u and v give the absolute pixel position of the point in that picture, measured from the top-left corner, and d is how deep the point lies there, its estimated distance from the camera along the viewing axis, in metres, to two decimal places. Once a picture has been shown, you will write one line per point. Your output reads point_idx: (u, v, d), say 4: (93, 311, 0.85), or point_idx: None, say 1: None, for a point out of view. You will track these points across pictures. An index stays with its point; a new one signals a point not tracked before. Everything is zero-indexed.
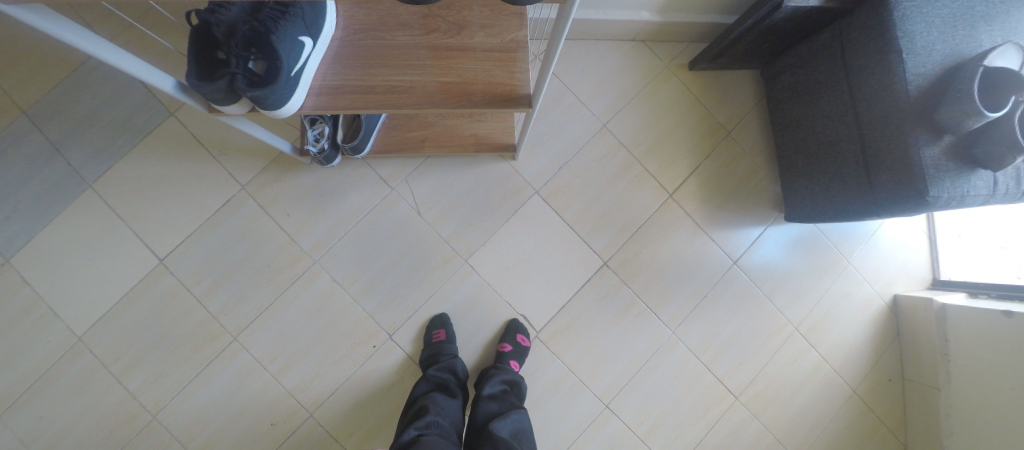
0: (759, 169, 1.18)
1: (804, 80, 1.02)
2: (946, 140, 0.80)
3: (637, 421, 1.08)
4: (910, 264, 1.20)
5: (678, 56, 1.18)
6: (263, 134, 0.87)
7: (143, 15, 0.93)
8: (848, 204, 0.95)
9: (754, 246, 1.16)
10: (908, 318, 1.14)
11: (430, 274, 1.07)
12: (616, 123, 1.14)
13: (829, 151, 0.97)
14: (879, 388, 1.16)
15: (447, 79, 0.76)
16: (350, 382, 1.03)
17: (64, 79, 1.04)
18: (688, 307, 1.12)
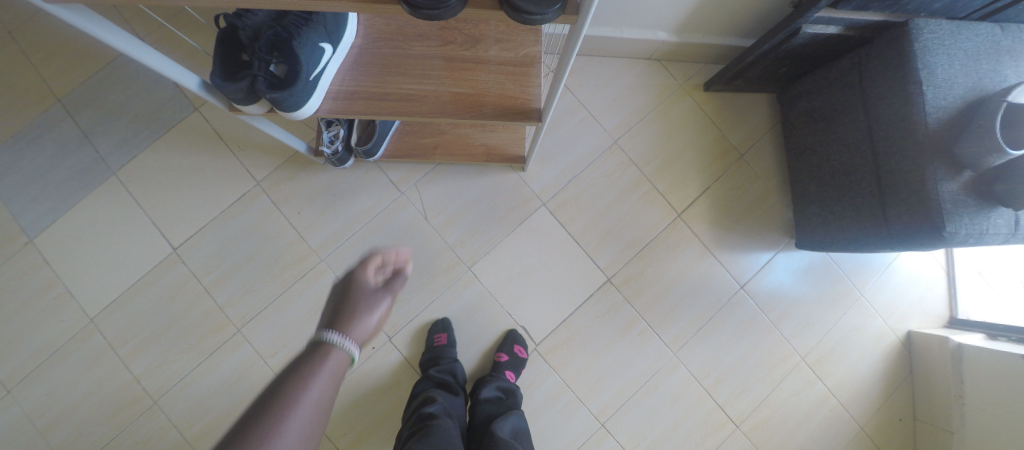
0: (771, 194, 1.16)
1: (821, 107, 1.01)
2: (965, 176, 0.78)
3: (633, 443, 1.06)
4: (926, 300, 1.16)
5: (694, 77, 1.18)
6: (280, 134, 0.90)
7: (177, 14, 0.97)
8: (861, 234, 0.93)
9: (764, 271, 1.14)
10: (921, 355, 1.11)
11: (433, 279, 1.08)
12: (627, 140, 1.15)
13: (844, 179, 0.96)
14: (888, 427, 1.11)
15: (459, 90, 0.77)
16: (347, 382, 1.03)
17: (98, 71, 1.09)
18: (690, 330, 1.10)
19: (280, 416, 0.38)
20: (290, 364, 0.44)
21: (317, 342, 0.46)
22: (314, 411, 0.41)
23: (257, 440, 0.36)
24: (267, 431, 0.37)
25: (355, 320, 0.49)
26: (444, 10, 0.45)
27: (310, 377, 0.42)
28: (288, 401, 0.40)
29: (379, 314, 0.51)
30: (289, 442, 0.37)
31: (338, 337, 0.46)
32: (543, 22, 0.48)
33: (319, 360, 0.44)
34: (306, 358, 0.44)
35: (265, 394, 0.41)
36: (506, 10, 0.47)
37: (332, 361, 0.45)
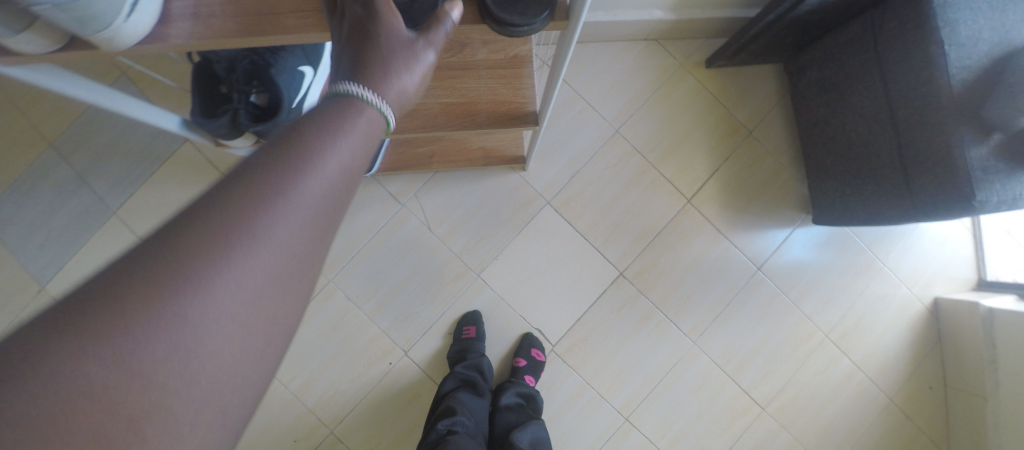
0: (784, 170, 1.12)
1: (832, 74, 0.95)
2: (995, 139, 0.74)
3: (659, 434, 1.05)
4: (951, 265, 1.12)
5: (694, 54, 1.12)
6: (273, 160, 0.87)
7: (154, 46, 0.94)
8: (884, 208, 0.89)
9: (782, 248, 1.11)
10: (951, 321, 1.07)
11: (443, 289, 1.07)
12: (629, 128, 1.10)
13: (862, 151, 0.91)
14: (919, 397, 1.09)
15: (449, 100, 0.74)
16: (369, 398, 1.04)
17: (86, 111, 1.07)
18: (709, 317, 1.08)
19: (291, 171, 0.24)
20: (307, 108, 0.28)
21: (340, 93, 0.30)
22: (344, 175, 0.27)
23: (260, 192, 0.23)
24: (275, 188, 0.23)
25: (388, 77, 0.32)
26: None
27: (334, 129, 0.27)
28: (305, 150, 0.25)
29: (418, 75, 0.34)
30: (303, 209, 0.24)
31: (371, 96, 0.30)
32: (531, 33, 0.44)
33: (346, 108, 0.29)
34: (328, 103, 0.29)
35: (275, 135, 0.26)
36: (489, 24, 0.44)
37: (363, 120, 0.29)
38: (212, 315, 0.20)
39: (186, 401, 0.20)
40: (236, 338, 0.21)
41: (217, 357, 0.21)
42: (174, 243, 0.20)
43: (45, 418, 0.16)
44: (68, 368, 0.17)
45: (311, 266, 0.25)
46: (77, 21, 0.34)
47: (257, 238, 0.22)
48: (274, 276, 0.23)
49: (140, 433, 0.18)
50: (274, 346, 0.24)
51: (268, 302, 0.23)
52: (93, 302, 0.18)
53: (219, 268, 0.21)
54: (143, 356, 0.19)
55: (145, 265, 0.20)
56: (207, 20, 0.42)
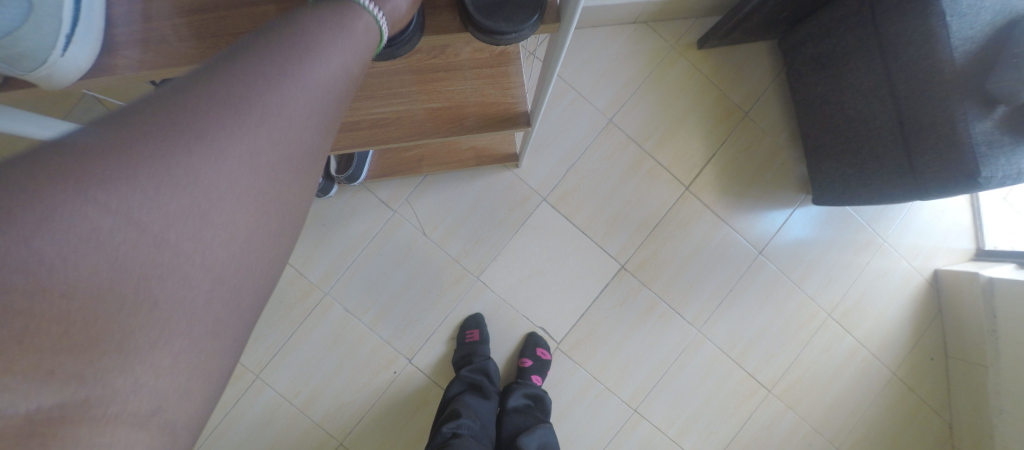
0: (782, 150, 1.10)
1: (830, 51, 0.92)
2: (998, 112, 0.72)
3: (668, 423, 1.06)
4: (950, 236, 1.12)
5: (686, 35, 1.09)
6: None
7: None
8: (886, 187, 0.88)
9: (783, 229, 1.10)
10: (951, 293, 1.08)
11: (442, 294, 1.05)
12: (622, 117, 1.07)
13: (862, 129, 0.89)
14: (921, 368, 1.10)
15: (435, 105, 0.70)
16: (376, 408, 1.03)
17: None
18: (712, 304, 1.08)
19: (300, 54, 0.27)
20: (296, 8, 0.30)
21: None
22: (341, 74, 0.29)
23: (274, 68, 0.26)
24: (287, 66, 0.26)
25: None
26: (397, 46, 0.39)
27: (338, 26, 0.30)
28: (303, 42, 0.28)
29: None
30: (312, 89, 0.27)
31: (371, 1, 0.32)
32: (520, 40, 0.41)
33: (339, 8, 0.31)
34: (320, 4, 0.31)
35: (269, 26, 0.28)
36: (473, 32, 0.40)
37: (364, 23, 0.31)
38: (218, 180, 0.23)
39: (196, 268, 0.22)
40: (242, 204, 0.24)
41: (227, 224, 0.23)
42: (182, 106, 0.22)
43: (54, 266, 0.18)
44: (78, 211, 0.18)
45: (310, 158, 0.28)
46: (4, 62, 0.32)
47: (272, 108, 0.25)
48: (280, 154, 0.26)
49: (149, 293, 0.20)
50: (278, 230, 0.26)
51: (273, 178, 0.25)
52: (107, 143, 0.20)
53: (226, 132, 0.23)
54: (154, 209, 0.20)
55: (155, 118, 0.22)
56: (158, 47, 0.39)
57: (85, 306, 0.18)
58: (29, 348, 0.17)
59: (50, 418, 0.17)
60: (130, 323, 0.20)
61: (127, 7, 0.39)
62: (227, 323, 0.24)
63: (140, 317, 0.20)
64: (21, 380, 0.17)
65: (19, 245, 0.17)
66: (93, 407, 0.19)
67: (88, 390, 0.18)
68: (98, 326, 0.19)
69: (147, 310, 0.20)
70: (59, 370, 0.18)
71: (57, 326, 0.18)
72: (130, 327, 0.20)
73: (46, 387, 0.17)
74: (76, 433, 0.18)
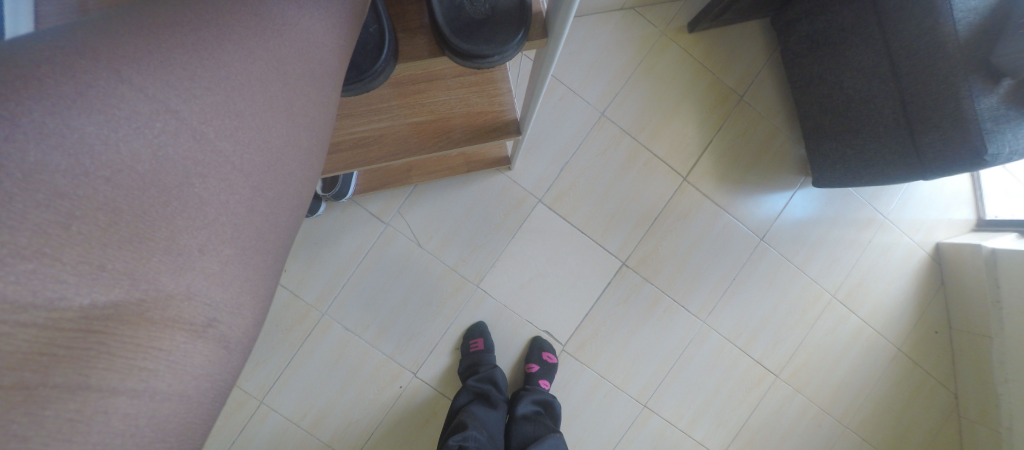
0: (779, 133, 1.07)
1: (825, 28, 0.89)
2: (1005, 85, 0.70)
3: (678, 415, 1.06)
4: (951, 208, 1.11)
5: (675, 19, 1.04)
6: None
7: None
8: (889, 168, 0.85)
9: (785, 211, 1.08)
10: (953, 266, 1.07)
11: (443, 306, 1.03)
12: (615, 109, 1.03)
13: (862, 109, 0.86)
14: (925, 342, 1.10)
15: (418, 119, 0.66)
16: (386, 423, 1.01)
17: None
18: (717, 294, 1.06)
19: None
20: None
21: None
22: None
23: None
24: None
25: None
26: (370, 78, 0.39)
27: None
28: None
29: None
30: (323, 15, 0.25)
31: None
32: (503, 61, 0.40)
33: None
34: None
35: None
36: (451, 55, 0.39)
37: None
38: (250, 75, 0.20)
39: (239, 171, 0.19)
40: (277, 108, 0.21)
41: (262, 128, 0.20)
42: (197, 1, 0.20)
43: (93, 147, 0.15)
44: (113, 89, 0.16)
45: (333, 77, 0.25)
46: None
47: (290, 18, 0.23)
48: (306, 66, 0.23)
49: (191, 191, 0.17)
50: (310, 150, 0.23)
51: (304, 87, 0.23)
52: (125, 29, 0.18)
53: (251, 27, 0.21)
54: (191, 98, 0.18)
55: (171, 15, 0.19)
56: None
57: (131, 194, 0.15)
58: (77, 235, 0.14)
59: (101, 319, 0.14)
60: (177, 224, 0.16)
61: None
62: (270, 241, 0.20)
63: (187, 217, 0.17)
64: (74, 275, 0.13)
65: (51, 118, 0.14)
66: (150, 311, 0.15)
67: (143, 291, 0.15)
68: (145, 224, 0.16)
69: (192, 211, 0.17)
70: (107, 267, 0.15)
71: (104, 216, 0.15)
72: (179, 227, 0.16)
73: (98, 283, 0.14)
74: (130, 337, 0.15)
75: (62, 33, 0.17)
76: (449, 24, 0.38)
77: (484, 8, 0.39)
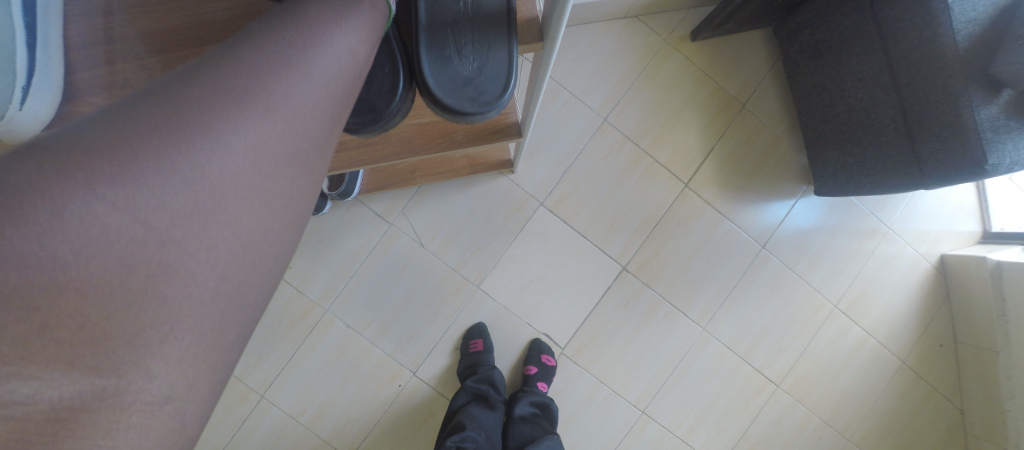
0: (781, 141, 1.07)
1: (827, 38, 0.90)
2: (1006, 96, 0.70)
3: (676, 423, 1.05)
4: (956, 220, 1.10)
5: (678, 27, 1.06)
6: None
7: None
8: (889, 177, 0.85)
9: (787, 219, 1.08)
10: (958, 278, 1.06)
11: (444, 306, 1.04)
12: (617, 115, 1.04)
13: (862, 119, 0.87)
14: (930, 355, 1.09)
15: (422, 119, 0.68)
16: (384, 422, 1.02)
17: None
18: (717, 301, 1.06)
19: (292, 52, 0.29)
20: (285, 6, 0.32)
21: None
22: (338, 68, 0.32)
23: (265, 68, 0.27)
24: (277, 64, 0.28)
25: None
26: (387, 118, 0.46)
27: (322, 29, 0.32)
28: (303, 36, 0.30)
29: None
30: (305, 88, 0.29)
31: None
32: (482, 120, 0.47)
33: (335, 7, 0.34)
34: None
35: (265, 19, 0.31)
36: (440, 112, 0.46)
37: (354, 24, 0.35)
38: (221, 176, 0.24)
39: (202, 264, 0.22)
40: (251, 193, 0.25)
41: (230, 222, 0.24)
42: (178, 98, 0.23)
43: (66, 263, 0.17)
44: (85, 206, 0.18)
45: (315, 149, 0.30)
46: None
47: (269, 105, 0.27)
48: (279, 150, 0.27)
49: (158, 290, 0.20)
50: (277, 225, 0.27)
51: (274, 173, 0.27)
52: (106, 134, 0.20)
53: (240, 117, 0.25)
54: (160, 207, 0.21)
55: (152, 117, 0.22)
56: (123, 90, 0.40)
57: (101, 299, 0.18)
58: (50, 342, 0.17)
59: (71, 406, 0.17)
60: (142, 318, 0.20)
61: None
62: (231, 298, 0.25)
63: (152, 310, 0.20)
64: (44, 374, 0.16)
65: (27, 241, 0.16)
66: (110, 397, 0.18)
67: (103, 382, 0.18)
68: (111, 322, 0.19)
69: (156, 305, 0.20)
70: (78, 360, 0.17)
71: (74, 322, 0.17)
72: (145, 320, 0.20)
73: (66, 378, 0.17)
74: (91, 421, 0.18)
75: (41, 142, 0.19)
76: (438, 85, 0.45)
77: (473, 68, 0.46)
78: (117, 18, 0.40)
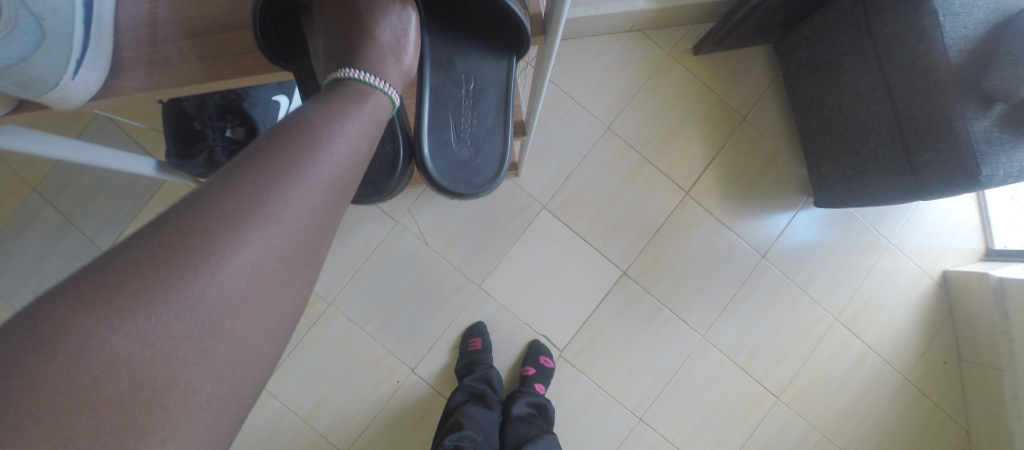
0: (781, 152, 1.10)
1: (824, 53, 0.93)
2: (997, 109, 0.72)
3: (674, 432, 1.04)
4: (959, 236, 1.10)
5: (681, 42, 1.10)
6: (115, 159, 0.58)
7: None
8: (887, 187, 0.87)
9: (787, 231, 1.09)
10: (961, 295, 1.06)
11: (444, 303, 1.05)
12: (620, 123, 1.08)
13: (860, 131, 0.89)
14: (933, 372, 1.08)
15: None
16: (380, 417, 1.02)
17: (52, 169, 1.04)
18: (716, 310, 1.07)
19: (298, 160, 0.32)
20: (297, 113, 0.35)
21: (339, 88, 0.39)
22: (341, 166, 0.35)
23: (271, 183, 0.30)
24: (282, 176, 0.31)
25: (395, 61, 0.43)
26: (387, 190, 0.62)
27: (326, 133, 0.35)
28: (307, 142, 0.33)
29: (414, 16, 0.46)
30: (307, 193, 0.32)
31: (376, 78, 0.41)
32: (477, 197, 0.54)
33: (339, 109, 0.37)
34: (329, 101, 0.37)
35: (280, 127, 0.35)
36: (441, 191, 0.52)
37: (358, 120, 0.37)
38: (221, 294, 0.27)
39: (203, 373, 0.25)
40: (249, 302, 0.28)
41: (229, 333, 0.27)
42: (189, 224, 0.27)
43: (89, 384, 0.21)
44: (104, 340, 0.22)
45: (314, 248, 0.33)
46: (19, 86, 0.35)
47: (269, 219, 0.29)
48: (277, 258, 0.30)
49: (160, 401, 0.23)
50: (277, 323, 0.30)
51: (272, 280, 0.30)
52: (128, 271, 0.24)
53: (241, 236, 0.28)
54: (166, 331, 0.24)
55: (165, 248, 0.26)
56: (163, 68, 0.41)
57: (116, 413, 0.22)
58: None
59: None
60: (150, 422, 0.23)
61: (132, 32, 0.41)
62: (229, 386, 0.27)
63: (157, 415, 0.23)
64: None
65: (59, 372, 0.20)
66: None
67: None
68: (124, 429, 0.22)
69: (161, 411, 0.23)
70: None
71: (94, 432, 0.21)
72: (150, 425, 0.23)
73: None
74: None
75: (77, 281, 0.23)
76: (439, 170, 0.51)
77: (469, 152, 0.53)
78: (162, 3, 0.41)
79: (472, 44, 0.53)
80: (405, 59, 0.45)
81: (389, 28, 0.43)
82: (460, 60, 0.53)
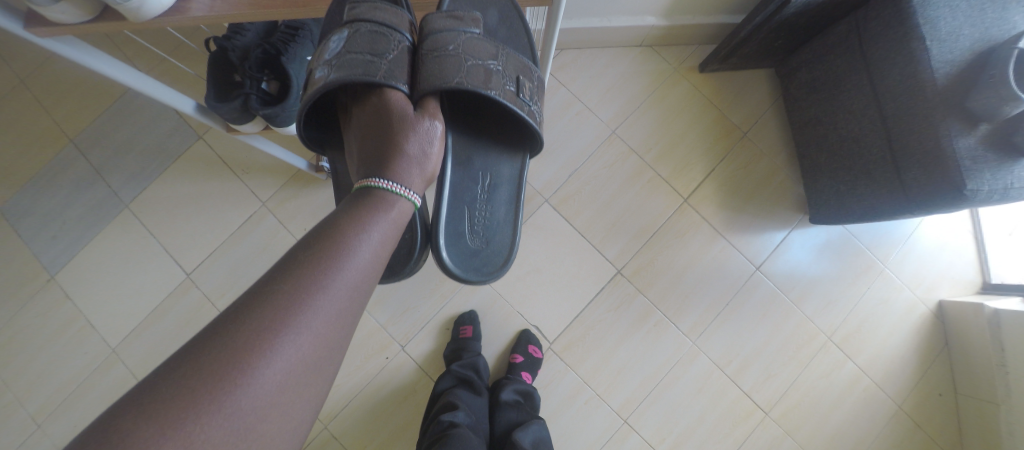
0: (779, 170, 1.14)
1: (821, 76, 0.99)
2: (982, 130, 0.74)
3: (659, 437, 1.02)
4: (954, 267, 1.11)
5: (688, 59, 1.17)
6: (167, 91, 0.62)
7: (182, 57, 1.00)
8: (880, 201, 0.90)
9: (781, 250, 1.10)
10: (957, 325, 1.05)
11: (441, 285, 1.08)
12: (626, 129, 1.13)
13: (853, 148, 0.93)
14: (928, 404, 1.06)
15: None
16: (365, 393, 1.03)
17: (90, 124, 1.12)
18: (708, 317, 1.07)
19: (328, 269, 0.37)
20: (330, 223, 0.41)
21: (369, 192, 0.45)
22: (364, 272, 0.39)
23: (303, 292, 0.35)
24: (314, 285, 0.35)
25: (420, 168, 0.50)
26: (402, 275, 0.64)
27: (354, 241, 0.40)
28: (336, 251, 0.38)
29: (439, 128, 0.54)
30: (334, 297, 0.36)
31: (401, 185, 0.46)
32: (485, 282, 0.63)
33: (366, 215, 0.42)
34: (357, 208, 0.43)
35: (313, 237, 0.39)
36: (456, 278, 0.61)
37: (382, 224, 0.43)
38: (256, 399, 0.30)
39: None
40: (278, 406, 0.32)
41: (259, 435, 0.30)
42: (234, 335, 0.32)
43: None
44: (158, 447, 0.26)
45: (339, 348, 0.37)
46: None
47: (301, 325, 0.34)
48: (305, 363, 0.34)
49: None
50: (302, 420, 0.34)
51: (299, 381, 0.33)
52: (182, 385, 0.28)
53: (275, 344, 0.32)
54: (207, 437, 0.28)
55: (213, 362, 0.30)
56: None
57: None
58: None
59: None
60: None
61: None
62: None
63: None
64: None
65: None
66: None
67: None
68: None
69: None
70: None
71: None
72: None
73: None
74: None
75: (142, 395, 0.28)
76: (455, 262, 0.61)
77: (480, 243, 0.63)
78: None
79: (487, 148, 0.66)
80: (428, 166, 0.52)
81: (419, 139, 0.51)
82: (477, 159, 0.66)
